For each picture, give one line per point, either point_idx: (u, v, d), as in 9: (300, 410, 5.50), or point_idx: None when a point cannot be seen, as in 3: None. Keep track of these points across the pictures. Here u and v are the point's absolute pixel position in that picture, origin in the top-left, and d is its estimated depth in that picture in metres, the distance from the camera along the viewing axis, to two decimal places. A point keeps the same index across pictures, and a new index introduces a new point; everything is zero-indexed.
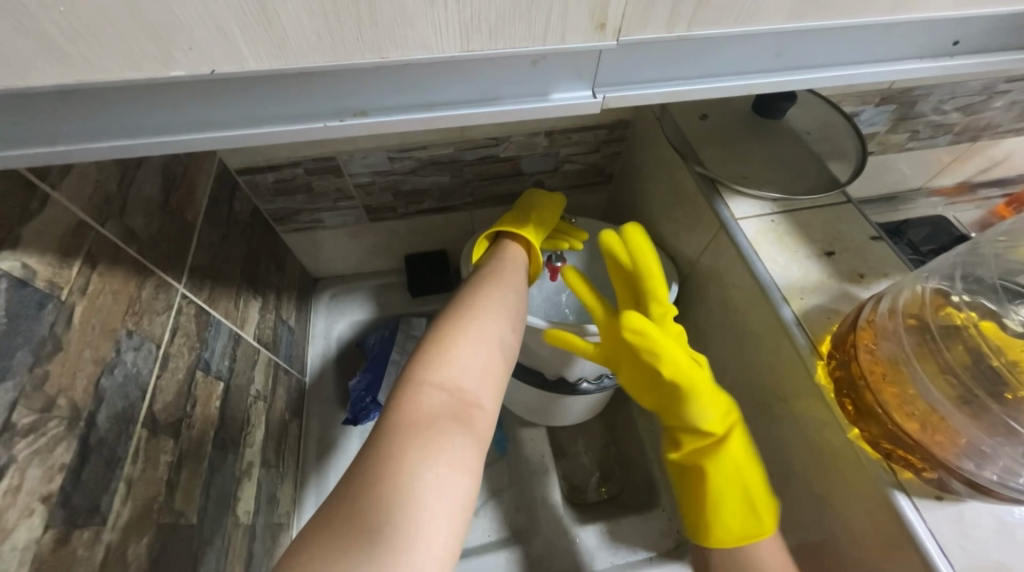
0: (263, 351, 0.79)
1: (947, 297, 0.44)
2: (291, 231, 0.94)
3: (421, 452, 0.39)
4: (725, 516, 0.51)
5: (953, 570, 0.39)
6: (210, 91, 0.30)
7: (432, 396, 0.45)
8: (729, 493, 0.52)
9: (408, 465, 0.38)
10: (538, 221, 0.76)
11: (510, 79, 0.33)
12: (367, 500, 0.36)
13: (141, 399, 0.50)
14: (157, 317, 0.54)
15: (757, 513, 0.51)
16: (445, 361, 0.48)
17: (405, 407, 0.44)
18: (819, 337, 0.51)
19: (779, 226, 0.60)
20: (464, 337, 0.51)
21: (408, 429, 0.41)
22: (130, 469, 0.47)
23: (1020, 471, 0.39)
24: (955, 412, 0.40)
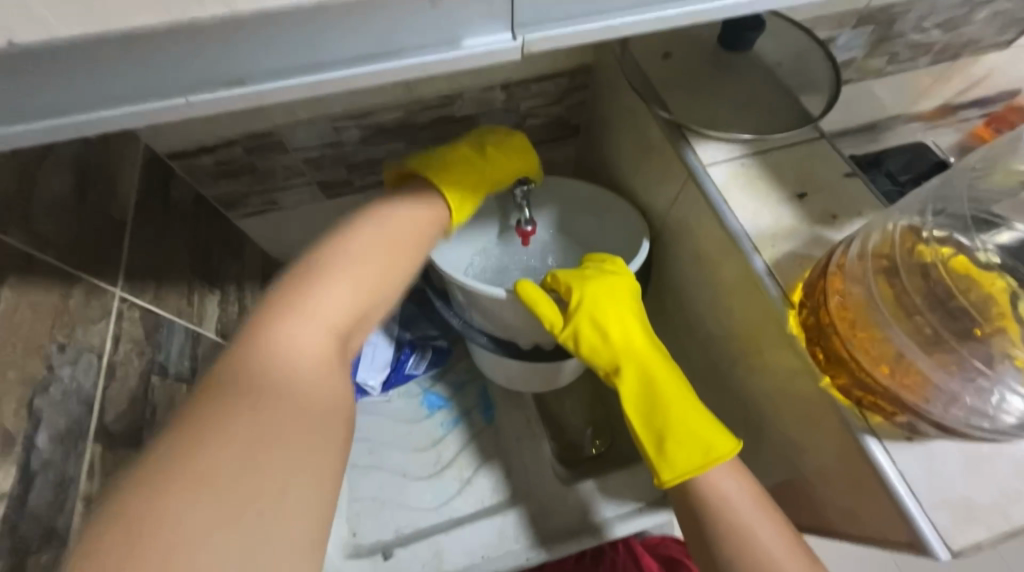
0: (228, 346, 0.76)
1: (920, 234, 0.42)
2: (245, 217, 0.88)
3: (287, 398, 0.37)
4: (682, 448, 0.54)
5: (922, 509, 0.39)
6: (36, 69, 0.26)
7: (291, 343, 0.42)
8: (677, 427, 0.55)
9: (273, 419, 0.34)
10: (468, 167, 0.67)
11: (404, 28, 0.29)
12: (225, 460, 0.31)
13: (88, 414, 0.47)
14: (94, 326, 0.50)
15: (704, 439, 0.53)
16: (305, 311, 0.45)
17: (277, 351, 0.41)
18: (791, 285, 0.49)
19: (749, 170, 0.56)
20: (329, 288, 0.48)
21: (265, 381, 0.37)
22: (87, 487, 0.45)
23: (983, 415, 0.39)
24: (922, 354, 0.39)
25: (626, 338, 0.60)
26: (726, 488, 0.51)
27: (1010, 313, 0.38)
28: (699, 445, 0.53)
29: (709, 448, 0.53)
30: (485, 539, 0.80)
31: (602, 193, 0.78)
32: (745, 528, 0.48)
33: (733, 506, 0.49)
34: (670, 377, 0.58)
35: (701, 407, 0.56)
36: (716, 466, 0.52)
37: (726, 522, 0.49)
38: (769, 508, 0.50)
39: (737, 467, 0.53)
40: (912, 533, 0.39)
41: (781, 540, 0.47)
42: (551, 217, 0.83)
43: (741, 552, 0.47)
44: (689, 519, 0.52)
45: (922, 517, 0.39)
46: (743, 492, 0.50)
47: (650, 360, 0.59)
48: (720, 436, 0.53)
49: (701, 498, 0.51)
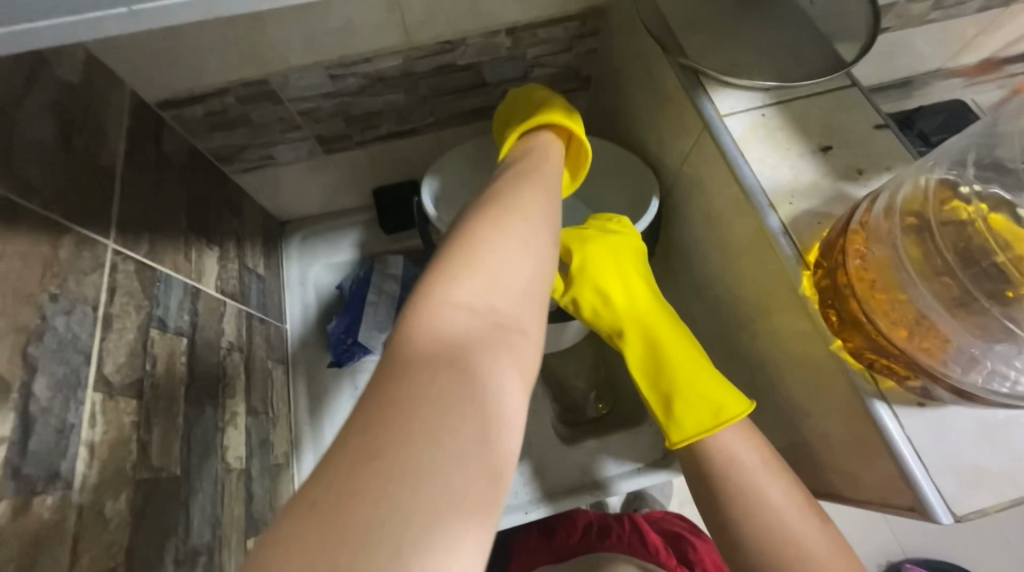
0: (228, 302, 0.75)
1: (959, 189, 0.39)
2: (242, 172, 0.86)
3: (436, 398, 0.29)
4: (689, 410, 0.53)
5: (927, 474, 0.38)
6: None
7: (449, 323, 0.34)
8: (684, 389, 0.54)
9: (439, 442, 0.27)
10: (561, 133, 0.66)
11: None
12: (386, 490, 0.25)
13: (87, 364, 0.47)
14: (87, 277, 0.50)
15: (713, 400, 0.52)
16: (459, 284, 0.37)
17: (420, 326, 0.34)
18: (807, 245, 0.46)
19: (770, 120, 0.52)
20: (476, 264, 0.38)
21: (413, 381, 0.30)
22: (89, 434, 0.46)
23: (1007, 379, 0.37)
24: (944, 316, 0.37)
25: (629, 300, 0.58)
26: (739, 452, 0.50)
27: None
28: (707, 407, 0.52)
29: (717, 409, 0.51)
30: None
31: (613, 149, 0.74)
32: (756, 490, 0.48)
33: (746, 471, 0.49)
34: (675, 339, 0.56)
35: (708, 368, 0.55)
36: (723, 427, 0.51)
37: (735, 483, 0.49)
38: (780, 467, 0.50)
39: (747, 425, 0.52)
40: (914, 497, 0.38)
41: (793, 500, 0.47)
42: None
43: (748, 513, 0.48)
44: (701, 484, 0.52)
45: (926, 482, 0.37)
46: (755, 454, 0.50)
47: (654, 322, 0.57)
48: (728, 395, 0.52)
49: (712, 462, 0.51)
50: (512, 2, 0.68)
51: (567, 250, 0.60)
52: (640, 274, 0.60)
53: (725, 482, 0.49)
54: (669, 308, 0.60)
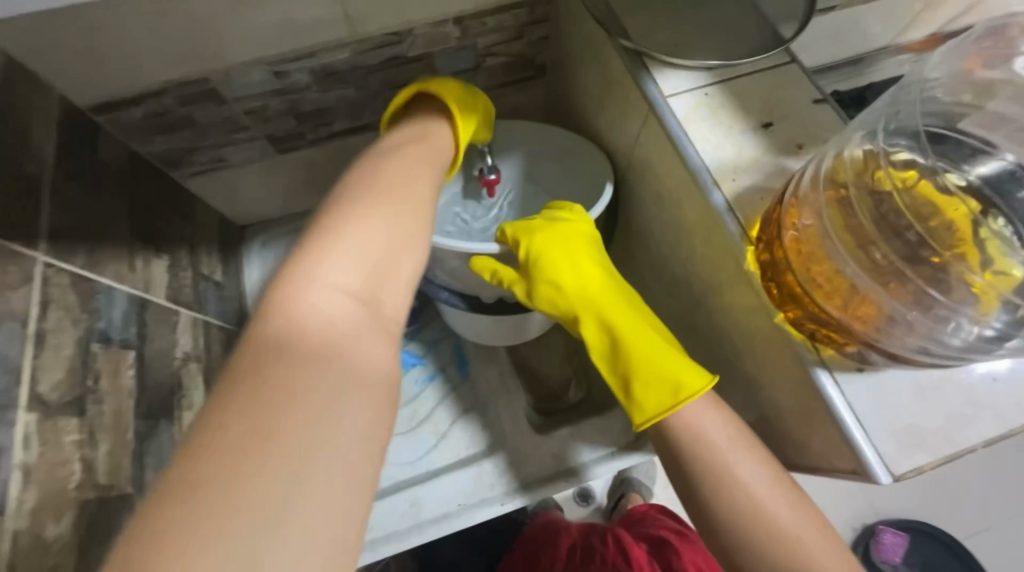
0: (182, 311, 0.73)
1: (882, 158, 0.39)
2: (192, 176, 0.83)
3: (299, 382, 0.31)
4: (650, 390, 0.53)
5: (868, 438, 0.38)
6: None
7: (319, 306, 0.36)
8: (642, 369, 0.54)
9: (307, 425, 0.29)
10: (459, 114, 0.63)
11: None
12: (251, 482, 0.26)
13: (18, 383, 0.45)
14: (14, 292, 0.47)
15: (672, 377, 0.52)
16: (322, 279, 0.38)
17: (284, 312, 0.35)
18: (750, 220, 0.46)
19: (713, 99, 0.52)
20: (341, 250, 0.40)
21: (287, 381, 0.30)
22: (23, 455, 0.44)
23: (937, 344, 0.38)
24: (873, 284, 0.38)
25: (584, 286, 0.58)
26: (705, 430, 0.50)
27: (970, 236, 0.37)
28: (665, 385, 0.52)
29: (676, 386, 0.51)
30: (459, 490, 0.81)
31: (568, 136, 0.73)
32: (723, 464, 0.48)
33: (712, 446, 0.49)
34: (631, 320, 0.56)
35: (667, 346, 0.55)
36: (686, 404, 0.51)
37: (702, 461, 0.49)
38: (749, 439, 0.50)
39: (712, 400, 0.52)
40: (857, 460, 0.39)
41: (760, 471, 0.48)
42: (517, 164, 0.79)
43: (716, 489, 0.48)
44: (675, 466, 0.51)
45: (866, 445, 0.38)
46: (720, 428, 0.50)
47: (610, 303, 0.57)
48: (688, 370, 0.52)
49: (681, 441, 0.50)
50: None
51: (517, 242, 0.60)
52: (592, 259, 0.60)
53: (693, 459, 0.50)
54: (626, 290, 0.60)
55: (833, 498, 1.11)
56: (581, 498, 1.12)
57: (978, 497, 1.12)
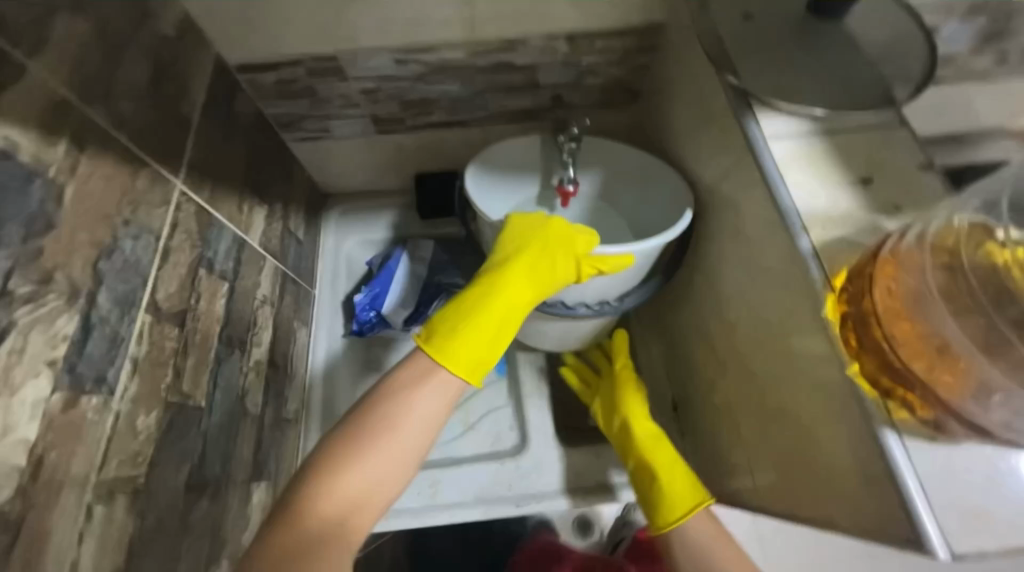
0: (269, 259, 0.80)
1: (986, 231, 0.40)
2: (298, 140, 0.91)
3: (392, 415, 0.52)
4: (670, 498, 0.67)
5: (928, 507, 0.38)
6: None
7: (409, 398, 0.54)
8: (664, 491, 0.68)
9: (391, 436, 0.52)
10: (558, 271, 0.66)
11: None
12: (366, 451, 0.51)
13: (143, 287, 0.51)
14: (155, 209, 0.54)
15: (677, 494, 0.67)
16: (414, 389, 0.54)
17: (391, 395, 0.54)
18: (835, 270, 0.46)
19: (814, 148, 0.53)
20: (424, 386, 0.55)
21: (388, 413, 0.53)
22: (134, 350, 0.49)
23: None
24: (978, 355, 0.37)
25: (630, 424, 0.76)
26: (700, 533, 0.65)
27: None
28: (676, 495, 0.67)
29: (681, 505, 0.66)
30: (479, 481, 0.84)
31: (653, 163, 0.75)
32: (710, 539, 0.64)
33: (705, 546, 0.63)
34: (652, 446, 0.72)
35: (678, 470, 0.69)
36: (687, 519, 0.65)
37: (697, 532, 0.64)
38: (728, 540, 0.65)
39: (710, 515, 0.66)
40: (911, 530, 0.38)
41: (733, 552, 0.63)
42: (595, 180, 0.82)
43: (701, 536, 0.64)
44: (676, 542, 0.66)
45: (927, 515, 0.37)
46: (711, 534, 0.64)
47: (647, 441, 0.74)
48: (688, 490, 0.67)
49: (687, 535, 0.65)
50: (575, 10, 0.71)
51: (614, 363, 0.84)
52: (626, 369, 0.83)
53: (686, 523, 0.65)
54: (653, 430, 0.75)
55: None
56: (580, 532, 0.96)
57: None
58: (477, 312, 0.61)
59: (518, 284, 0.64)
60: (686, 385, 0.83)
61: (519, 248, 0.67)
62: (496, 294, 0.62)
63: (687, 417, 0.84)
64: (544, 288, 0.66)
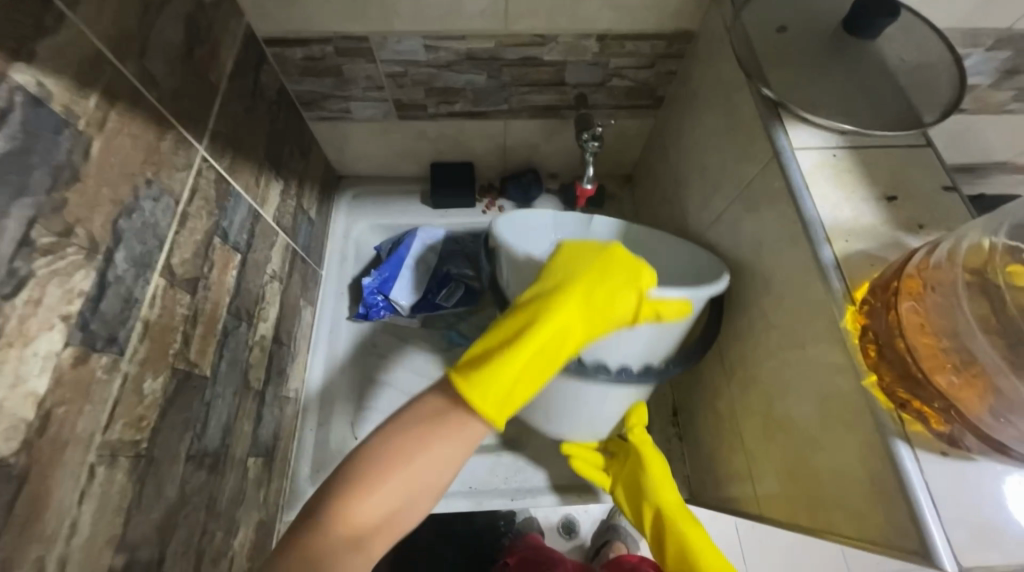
0: (281, 235, 0.79)
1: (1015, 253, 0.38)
2: (318, 119, 0.91)
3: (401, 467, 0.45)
4: None
5: (937, 520, 0.38)
6: None
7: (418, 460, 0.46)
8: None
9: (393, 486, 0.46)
10: (612, 309, 0.57)
11: None
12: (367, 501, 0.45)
13: (159, 249, 0.51)
14: (177, 173, 0.54)
15: None
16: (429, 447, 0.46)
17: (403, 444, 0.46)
18: (856, 283, 0.47)
19: (840, 162, 0.54)
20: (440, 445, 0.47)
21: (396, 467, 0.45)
22: (146, 313, 0.49)
23: None
24: (1010, 374, 0.35)
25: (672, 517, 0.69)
26: None
27: None
28: None
29: None
30: (476, 477, 0.83)
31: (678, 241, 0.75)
32: None
33: None
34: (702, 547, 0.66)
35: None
36: None
37: None
38: None
39: None
40: (920, 540, 0.38)
41: None
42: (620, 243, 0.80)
43: None
44: None
45: (936, 527, 0.38)
46: None
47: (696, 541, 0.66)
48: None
49: None
50: (609, 11, 0.71)
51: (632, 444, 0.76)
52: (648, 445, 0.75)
53: None
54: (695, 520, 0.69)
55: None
56: (564, 531, 0.99)
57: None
58: (515, 349, 0.52)
59: (564, 319, 0.55)
60: (688, 392, 0.83)
61: (567, 280, 0.57)
62: (541, 329, 0.54)
63: (687, 423, 0.84)
64: (594, 325, 0.57)
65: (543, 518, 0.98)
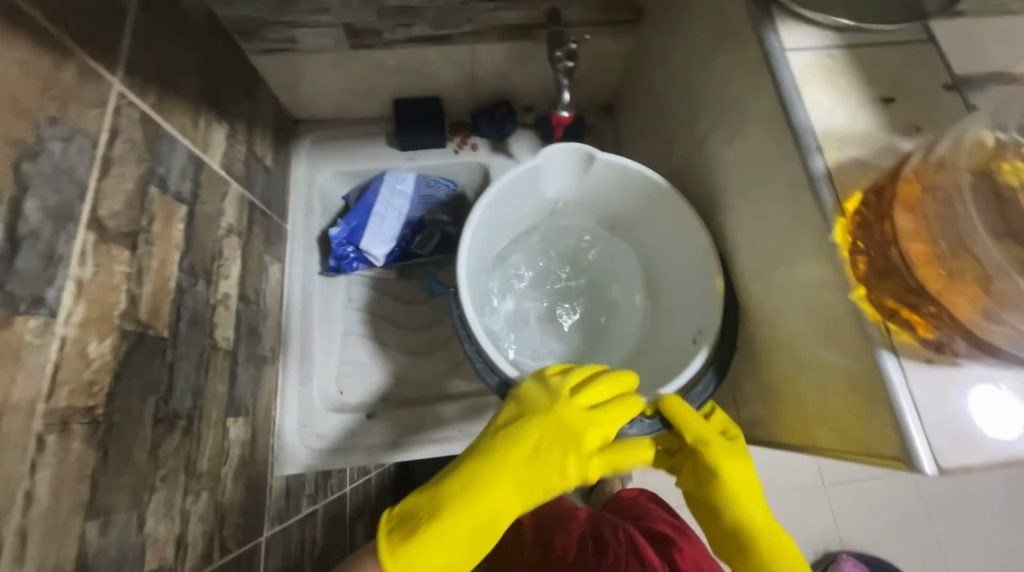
0: (233, 184, 0.73)
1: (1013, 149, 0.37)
2: (261, 52, 0.81)
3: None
4: None
5: (920, 425, 0.37)
6: None
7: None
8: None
9: None
10: (552, 479, 0.59)
11: None
12: None
13: (81, 200, 0.45)
14: (89, 111, 0.47)
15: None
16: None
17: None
18: (847, 194, 0.44)
19: (834, 63, 0.49)
20: None
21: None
22: (77, 270, 0.44)
23: None
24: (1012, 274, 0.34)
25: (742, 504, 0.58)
26: None
27: None
28: None
29: None
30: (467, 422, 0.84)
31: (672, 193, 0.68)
32: None
33: None
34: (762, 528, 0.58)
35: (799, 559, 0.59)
36: None
37: None
38: None
39: None
40: (902, 448, 0.38)
41: None
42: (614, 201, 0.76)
43: None
44: None
45: (919, 435, 0.37)
46: None
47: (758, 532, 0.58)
48: None
49: None
50: None
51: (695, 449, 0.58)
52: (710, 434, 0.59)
53: None
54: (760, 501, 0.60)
55: (808, 518, 1.12)
56: None
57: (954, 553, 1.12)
58: (451, 511, 0.54)
59: (497, 490, 0.57)
60: None
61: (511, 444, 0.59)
62: (479, 484, 0.56)
63: None
64: (527, 487, 0.58)
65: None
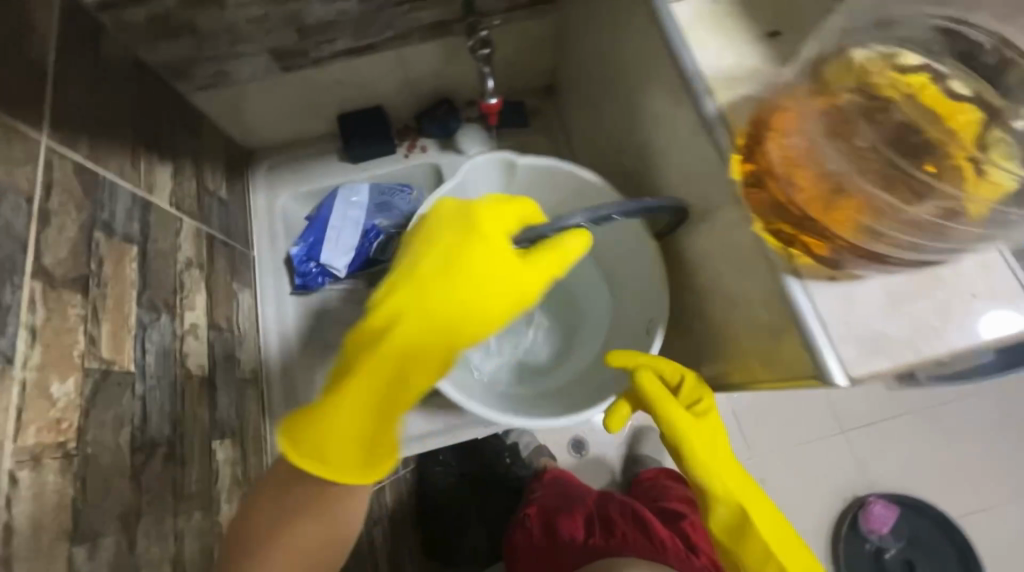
0: (187, 219, 0.76)
1: (864, 72, 0.40)
2: (198, 90, 0.84)
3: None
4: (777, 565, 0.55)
5: (829, 341, 0.38)
6: None
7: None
8: (777, 546, 0.56)
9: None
10: (486, 298, 0.53)
11: None
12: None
13: (24, 252, 0.48)
14: (20, 169, 0.50)
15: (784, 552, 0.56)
16: None
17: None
18: (736, 131, 0.45)
19: (720, 6, 0.50)
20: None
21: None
22: (28, 318, 0.46)
23: (929, 239, 0.36)
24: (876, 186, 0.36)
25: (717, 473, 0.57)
26: None
27: (969, 138, 0.37)
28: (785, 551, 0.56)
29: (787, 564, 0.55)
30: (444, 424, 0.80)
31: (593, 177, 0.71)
32: None
33: None
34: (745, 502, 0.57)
35: (779, 530, 0.57)
36: None
37: None
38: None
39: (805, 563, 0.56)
40: (815, 366, 0.39)
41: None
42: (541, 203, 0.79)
43: None
44: None
45: (829, 352, 0.38)
46: None
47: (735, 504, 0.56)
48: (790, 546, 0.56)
49: None
50: None
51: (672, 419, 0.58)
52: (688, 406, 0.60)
53: None
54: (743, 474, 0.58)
55: (832, 465, 1.17)
56: (575, 450, 1.13)
57: (971, 478, 1.17)
58: (363, 366, 0.49)
59: (414, 327, 0.51)
60: None
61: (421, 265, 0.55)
62: (403, 337, 0.51)
63: None
64: (450, 310, 0.53)
65: (553, 445, 1.13)
